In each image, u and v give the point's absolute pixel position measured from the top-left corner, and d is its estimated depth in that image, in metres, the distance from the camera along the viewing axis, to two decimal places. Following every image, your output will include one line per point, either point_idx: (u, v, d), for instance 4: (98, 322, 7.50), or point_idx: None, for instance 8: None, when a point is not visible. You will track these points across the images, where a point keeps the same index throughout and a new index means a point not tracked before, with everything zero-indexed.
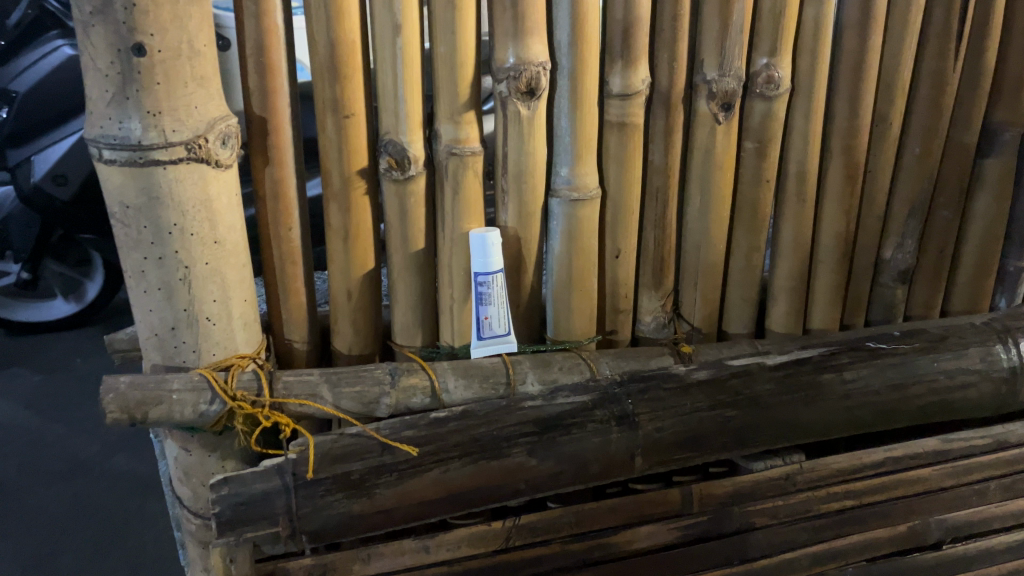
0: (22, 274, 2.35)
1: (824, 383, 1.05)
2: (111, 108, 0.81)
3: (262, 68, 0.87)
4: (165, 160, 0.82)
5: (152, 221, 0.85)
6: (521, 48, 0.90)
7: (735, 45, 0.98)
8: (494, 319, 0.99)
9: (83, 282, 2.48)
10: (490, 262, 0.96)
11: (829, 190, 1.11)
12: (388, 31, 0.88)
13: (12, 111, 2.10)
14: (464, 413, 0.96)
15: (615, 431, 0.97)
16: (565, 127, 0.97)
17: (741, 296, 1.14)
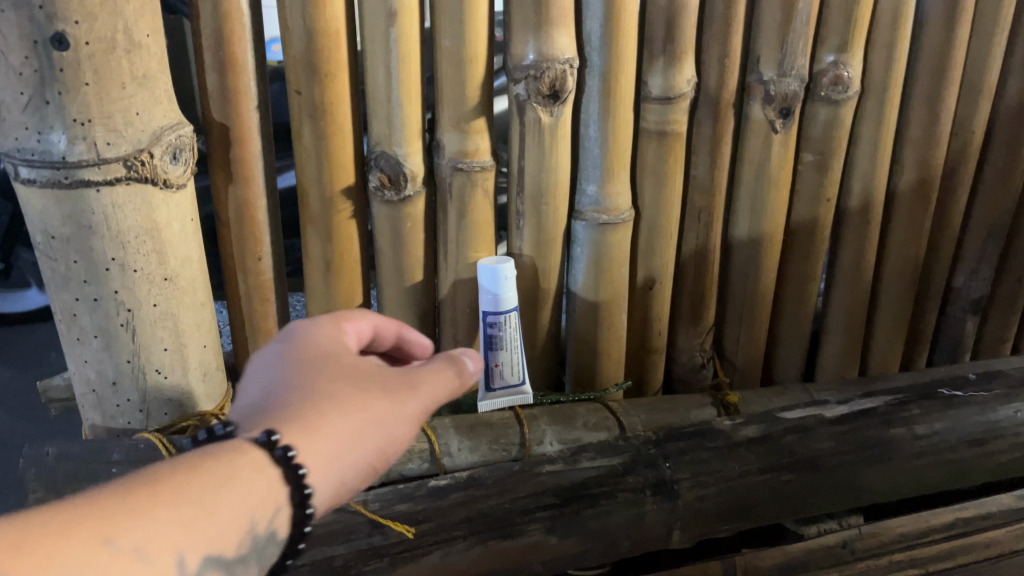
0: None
1: (893, 439, 0.89)
2: (27, 115, 0.63)
3: (221, 64, 0.70)
4: (97, 181, 0.65)
5: (83, 255, 0.67)
6: (544, 41, 0.74)
7: (799, 40, 0.81)
8: (505, 367, 0.81)
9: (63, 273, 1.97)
10: (500, 302, 0.79)
11: (898, 209, 0.94)
12: (380, 19, 0.71)
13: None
14: (470, 480, 0.80)
15: (651, 502, 0.81)
16: (593, 136, 0.80)
17: (790, 329, 0.98)
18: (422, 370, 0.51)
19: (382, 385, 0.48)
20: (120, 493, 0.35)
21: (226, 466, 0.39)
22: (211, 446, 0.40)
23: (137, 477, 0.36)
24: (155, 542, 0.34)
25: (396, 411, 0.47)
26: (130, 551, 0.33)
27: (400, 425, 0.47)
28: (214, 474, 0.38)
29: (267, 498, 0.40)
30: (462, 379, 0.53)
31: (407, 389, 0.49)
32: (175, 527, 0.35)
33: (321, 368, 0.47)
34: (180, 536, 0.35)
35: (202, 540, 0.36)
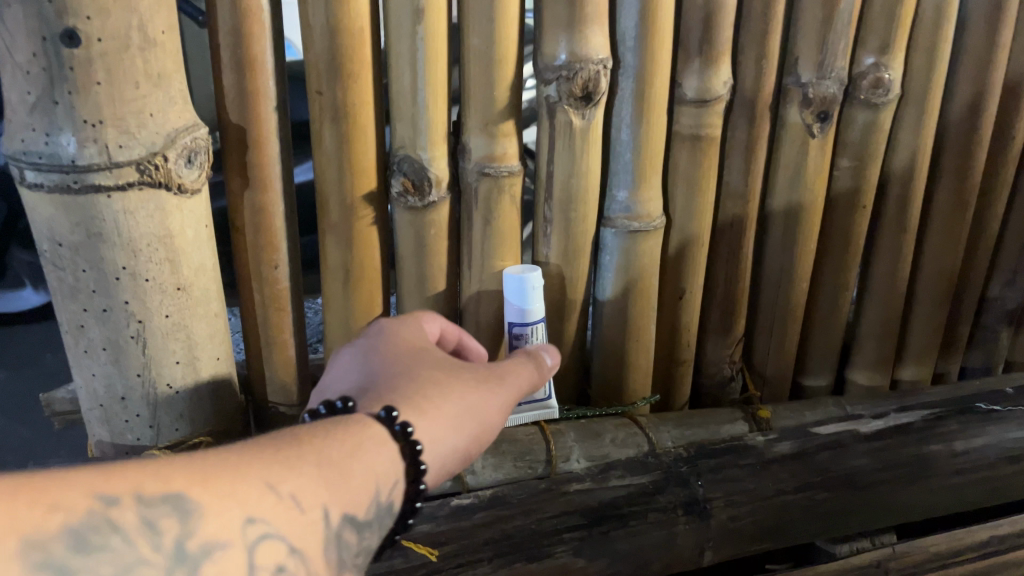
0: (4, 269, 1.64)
1: (930, 456, 0.86)
2: (35, 117, 0.60)
3: (238, 63, 0.66)
4: (108, 186, 0.61)
5: (93, 264, 0.64)
6: (577, 40, 0.70)
7: (839, 40, 0.78)
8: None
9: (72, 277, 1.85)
10: (527, 312, 0.74)
11: (935, 217, 0.91)
12: (406, 16, 0.67)
13: None
14: (494, 500, 0.76)
15: (683, 522, 0.77)
16: (626, 140, 0.76)
17: (822, 341, 0.95)
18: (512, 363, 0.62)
19: (475, 374, 0.57)
20: (278, 445, 0.42)
21: (356, 427, 0.46)
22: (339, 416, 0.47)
23: (301, 433, 0.44)
24: (306, 494, 0.41)
25: (488, 399, 0.56)
26: (265, 500, 0.39)
27: (492, 408, 0.56)
28: (346, 437, 0.45)
29: (384, 469, 0.46)
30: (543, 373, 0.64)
31: (498, 378, 0.58)
32: (307, 479, 0.41)
33: (418, 359, 0.56)
34: (309, 493, 0.41)
35: (338, 496, 0.43)
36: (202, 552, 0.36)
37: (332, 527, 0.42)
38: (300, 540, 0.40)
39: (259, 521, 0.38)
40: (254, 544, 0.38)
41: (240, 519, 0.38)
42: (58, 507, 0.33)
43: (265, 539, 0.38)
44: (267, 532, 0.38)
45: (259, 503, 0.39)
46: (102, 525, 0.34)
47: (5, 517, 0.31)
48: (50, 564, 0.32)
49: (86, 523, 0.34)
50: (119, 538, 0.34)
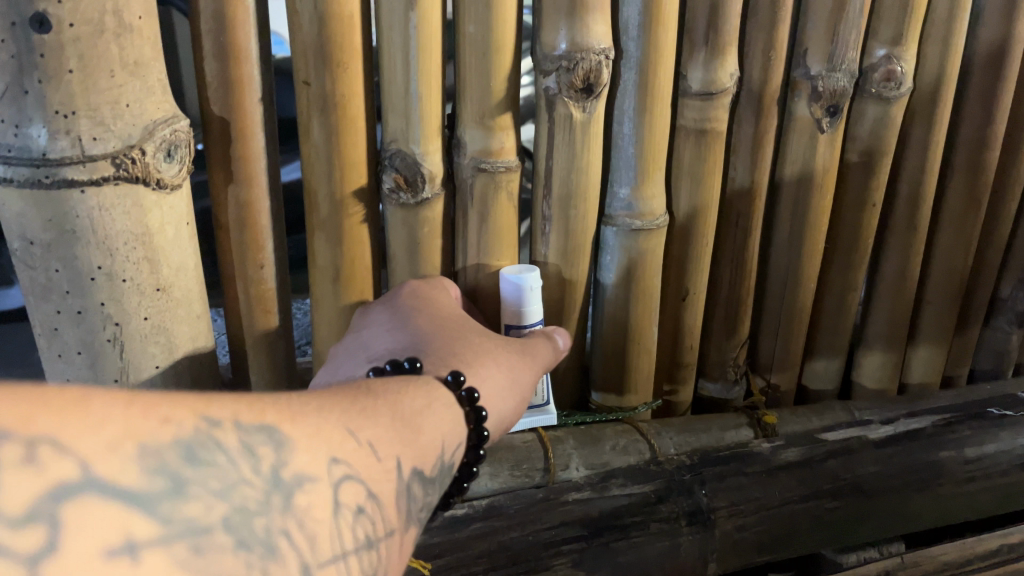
0: None
1: (941, 463, 0.83)
2: (3, 106, 0.56)
3: (221, 51, 0.63)
4: (81, 181, 0.58)
5: (66, 263, 0.60)
6: (578, 29, 0.67)
7: (851, 31, 0.75)
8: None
9: None
10: (526, 314, 0.70)
11: (946, 216, 0.88)
12: (398, 3, 0.64)
13: None
14: (489, 509, 0.73)
15: (686, 533, 0.75)
16: (628, 134, 0.73)
17: (828, 343, 0.92)
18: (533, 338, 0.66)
19: (511, 348, 0.61)
20: (353, 397, 0.44)
21: (427, 388, 0.49)
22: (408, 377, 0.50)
23: (374, 389, 0.46)
24: (381, 443, 0.42)
25: (521, 371, 0.60)
26: (349, 444, 0.40)
27: (524, 380, 0.60)
28: (420, 397, 0.48)
29: (452, 427, 0.49)
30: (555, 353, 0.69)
31: (526, 352, 0.62)
32: (380, 431, 0.43)
33: (459, 334, 0.59)
34: (384, 442, 0.43)
35: (409, 449, 0.44)
36: (297, 484, 0.36)
37: (404, 480, 0.43)
38: (376, 488, 0.41)
39: (343, 462, 0.39)
40: (339, 483, 0.38)
41: (326, 458, 0.38)
42: (170, 420, 0.33)
43: (348, 479, 0.39)
44: (348, 474, 0.39)
45: (344, 446, 0.40)
46: (207, 444, 0.34)
47: (122, 421, 0.31)
48: (164, 471, 0.31)
49: (196, 438, 0.33)
50: (223, 457, 0.34)
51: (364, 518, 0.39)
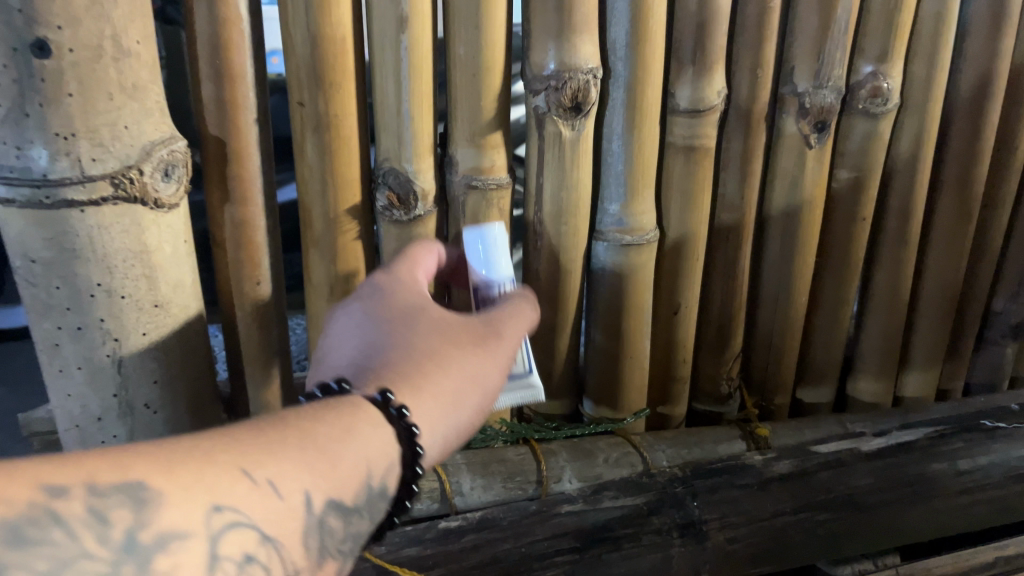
0: None
1: (935, 476, 0.83)
2: (4, 130, 0.57)
3: (217, 73, 0.65)
4: (81, 201, 0.60)
5: (66, 281, 0.62)
6: (566, 49, 0.68)
7: (837, 48, 0.76)
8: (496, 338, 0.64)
9: None
10: (493, 266, 0.65)
11: (936, 230, 0.89)
12: (389, 24, 0.65)
13: None
14: (483, 522, 0.74)
15: (678, 545, 0.75)
16: (618, 152, 0.74)
17: (822, 357, 0.92)
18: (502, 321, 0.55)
19: (471, 345, 0.52)
20: (255, 430, 0.40)
21: (351, 412, 0.43)
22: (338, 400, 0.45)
23: (288, 415, 0.42)
24: (284, 480, 0.39)
25: (488, 368, 0.52)
26: (244, 483, 0.37)
27: (492, 377, 0.53)
28: (336, 419, 0.43)
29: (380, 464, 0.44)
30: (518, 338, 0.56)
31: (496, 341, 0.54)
32: (287, 464, 0.39)
33: (411, 334, 0.51)
34: (290, 479, 0.39)
35: (323, 483, 0.40)
36: (159, 546, 0.33)
37: (315, 515, 0.40)
38: (278, 528, 0.38)
39: (233, 508, 0.36)
40: (224, 532, 0.35)
41: (207, 506, 0.35)
42: None
43: (233, 528, 0.36)
44: (237, 521, 0.36)
45: (238, 490, 0.37)
46: (43, 518, 0.31)
47: None
48: None
49: (28, 514, 0.30)
50: (62, 532, 0.31)
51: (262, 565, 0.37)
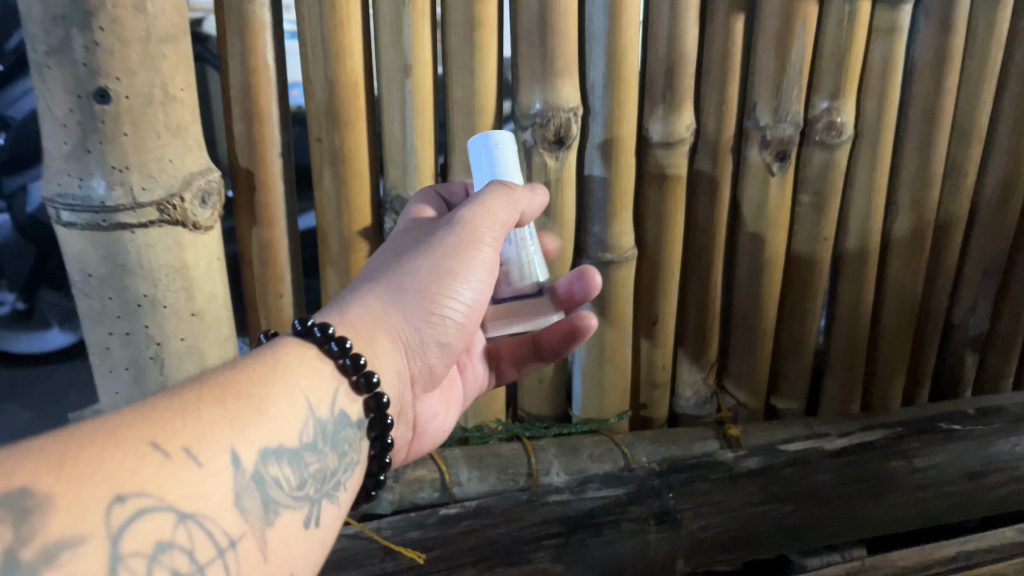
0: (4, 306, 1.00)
1: (892, 472, 0.91)
2: (70, 163, 0.68)
3: (247, 114, 0.75)
4: (133, 224, 0.70)
5: (118, 292, 0.72)
6: (550, 91, 0.78)
7: (793, 87, 0.85)
8: (513, 269, 0.65)
9: None
10: (499, 172, 0.64)
11: (895, 248, 0.98)
12: (396, 71, 0.76)
13: None
14: (479, 509, 0.83)
15: (654, 531, 0.83)
16: (598, 180, 0.84)
17: (793, 365, 1.01)
18: (459, 224, 0.60)
19: (436, 293, 0.58)
20: (155, 408, 0.39)
21: (275, 363, 0.47)
22: (242, 373, 0.45)
23: (189, 391, 0.41)
24: (203, 445, 0.38)
25: (432, 273, 0.58)
26: (153, 459, 0.36)
27: (442, 280, 0.58)
28: (262, 369, 0.46)
29: (302, 402, 0.46)
30: (486, 236, 0.60)
31: (443, 245, 0.59)
32: (193, 434, 0.38)
33: (387, 281, 0.57)
34: (202, 445, 0.39)
35: (241, 440, 0.41)
36: (50, 556, 0.30)
37: (246, 471, 0.40)
38: (198, 502, 0.37)
39: (139, 492, 0.34)
40: (133, 521, 0.33)
41: (108, 497, 0.33)
42: None
43: (145, 513, 0.34)
44: (147, 505, 0.34)
45: (148, 469, 0.35)
46: None
47: None
48: None
49: None
50: None
51: (184, 542, 0.35)
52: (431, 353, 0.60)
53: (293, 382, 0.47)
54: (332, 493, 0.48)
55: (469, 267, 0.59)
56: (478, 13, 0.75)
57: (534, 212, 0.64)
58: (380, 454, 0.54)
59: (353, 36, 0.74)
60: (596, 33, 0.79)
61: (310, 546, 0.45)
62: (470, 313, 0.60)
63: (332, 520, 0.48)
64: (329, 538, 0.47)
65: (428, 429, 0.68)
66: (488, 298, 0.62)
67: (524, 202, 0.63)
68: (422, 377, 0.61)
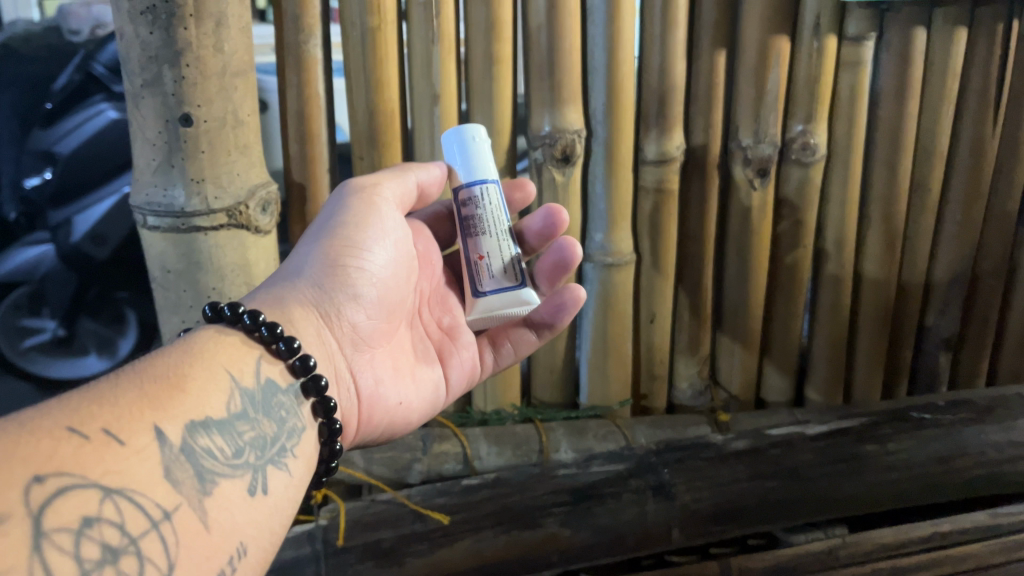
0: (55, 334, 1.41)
1: (867, 454, 1.01)
2: (157, 177, 0.82)
3: (302, 135, 0.89)
4: (206, 227, 0.83)
5: (192, 285, 0.86)
6: (557, 117, 0.92)
7: (770, 113, 0.98)
8: (494, 260, 0.74)
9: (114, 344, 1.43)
10: (472, 166, 0.75)
11: (868, 256, 1.09)
12: (426, 99, 0.89)
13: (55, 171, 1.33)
14: (497, 480, 0.95)
15: (651, 502, 0.94)
16: (600, 193, 0.97)
17: (779, 361, 1.12)
18: (352, 191, 0.74)
19: (337, 267, 0.69)
20: (70, 408, 0.46)
21: (185, 358, 0.56)
22: (170, 361, 0.54)
23: (116, 380, 0.50)
24: (121, 428, 0.47)
25: (333, 230, 0.71)
26: (74, 441, 0.44)
27: (343, 234, 0.71)
28: (173, 362, 0.54)
29: (224, 376, 0.56)
30: (377, 194, 0.74)
31: (339, 210, 0.73)
32: (119, 416, 0.47)
33: (292, 276, 0.69)
34: (128, 424, 0.47)
35: (166, 418, 0.50)
36: None
37: (169, 446, 0.49)
38: (125, 479, 0.45)
39: (58, 472, 0.42)
40: (55, 497, 0.41)
41: (27, 478, 0.41)
42: None
43: (62, 494, 0.41)
44: (71, 483, 0.42)
45: (69, 449, 0.44)
46: None
47: None
48: None
49: None
50: None
51: (113, 514, 0.43)
52: (355, 310, 0.70)
53: (214, 363, 0.57)
54: (275, 460, 0.57)
55: (366, 217, 0.72)
56: (496, 50, 0.88)
57: (433, 183, 0.80)
58: (327, 420, 0.63)
59: (390, 70, 0.88)
60: (597, 67, 0.92)
61: (253, 507, 0.53)
62: (382, 263, 0.73)
63: (279, 484, 0.57)
64: (276, 503, 0.56)
65: (380, 400, 0.72)
66: (390, 273, 0.74)
67: (414, 168, 0.79)
68: (357, 340, 0.71)
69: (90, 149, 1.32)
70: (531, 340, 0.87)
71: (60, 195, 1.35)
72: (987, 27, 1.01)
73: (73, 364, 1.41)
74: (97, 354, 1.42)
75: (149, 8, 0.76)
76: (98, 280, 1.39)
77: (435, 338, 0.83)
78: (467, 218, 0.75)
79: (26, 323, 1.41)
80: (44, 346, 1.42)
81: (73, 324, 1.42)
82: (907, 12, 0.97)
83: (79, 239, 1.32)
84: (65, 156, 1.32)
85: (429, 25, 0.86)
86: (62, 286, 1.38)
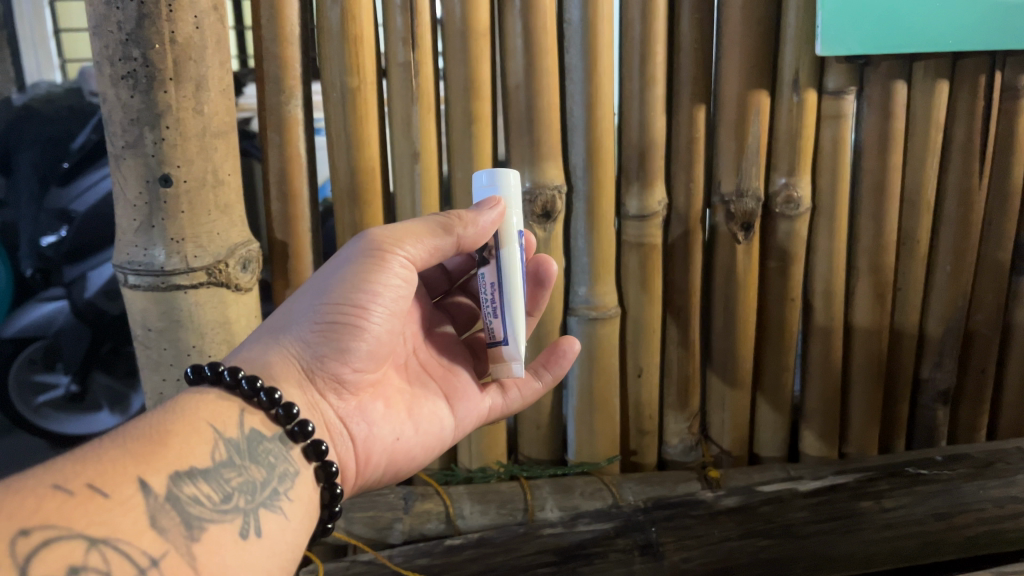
0: (70, 387, 1.17)
1: (861, 511, 0.97)
2: (138, 236, 0.83)
3: (284, 195, 0.90)
4: (186, 285, 0.84)
5: (172, 343, 0.86)
6: (537, 173, 0.92)
7: (752, 165, 0.98)
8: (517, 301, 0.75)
9: (122, 394, 1.20)
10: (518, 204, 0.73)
11: (859, 309, 1.08)
12: (406, 158, 0.91)
13: (73, 232, 1.11)
14: (480, 540, 0.93)
15: (639, 562, 0.92)
16: (582, 247, 0.97)
17: (770, 414, 1.11)
18: (366, 247, 0.69)
19: (328, 323, 0.67)
20: (52, 470, 0.46)
21: (169, 416, 0.56)
22: (155, 421, 0.55)
23: (100, 444, 0.51)
24: (104, 482, 0.47)
25: (331, 289, 0.67)
26: (58, 497, 0.44)
27: (340, 293, 0.67)
28: (155, 422, 0.55)
29: (207, 429, 0.56)
30: (391, 255, 0.69)
31: (346, 267, 0.68)
32: (102, 474, 0.48)
33: (281, 328, 0.68)
34: (111, 479, 0.48)
35: (150, 471, 0.50)
36: None
37: (155, 495, 0.49)
38: (111, 529, 0.45)
39: (43, 526, 0.42)
40: (40, 550, 0.41)
41: (12, 532, 0.41)
42: None
43: (47, 545, 0.41)
44: (55, 536, 0.42)
45: (53, 504, 0.44)
46: None
47: None
48: None
49: None
50: None
51: (99, 563, 0.43)
52: (346, 360, 0.68)
53: (196, 418, 0.57)
54: (267, 503, 0.57)
55: (371, 278, 0.68)
56: (475, 108, 0.90)
57: (474, 239, 0.70)
58: (322, 461, 0.63)
59: (371, 130, 0.89)
60: (577, 124, 0.93)
61: (247, 551, 0.53)
62: (383, 320, 0.69)
63: (273, 527, 0.56)
64: (272, 545, 0.55)
65: (376, 443, 0.71)
66: (396, 324, 0.71)
67: (458, 224, 0.70)
68: (348, 388, 0.69)
69: (101, 211, 1.11)
70: (535, 387, 0.86)
71: (75, 253, 1.12)
72: (969, 79, 1.01)
73: (84, 421, 1.20)
74: (108, 411, 1.20)
75: (130, 72, 0.77)
76: (112, 334, 1.16)
77: (437, 375, 0.82)
78: (514, 265, 0.72)
79: (38, 380, 1.16)
80: (54, 403, 1.18)
81: (85, 378, 1.18)
82: (886, 66, 0.97)
83: (93, 294, 1.14)
84: (80, 215, 1.10)
85: (409, 85, 0.88)
86: (76, 342, 1.16)
